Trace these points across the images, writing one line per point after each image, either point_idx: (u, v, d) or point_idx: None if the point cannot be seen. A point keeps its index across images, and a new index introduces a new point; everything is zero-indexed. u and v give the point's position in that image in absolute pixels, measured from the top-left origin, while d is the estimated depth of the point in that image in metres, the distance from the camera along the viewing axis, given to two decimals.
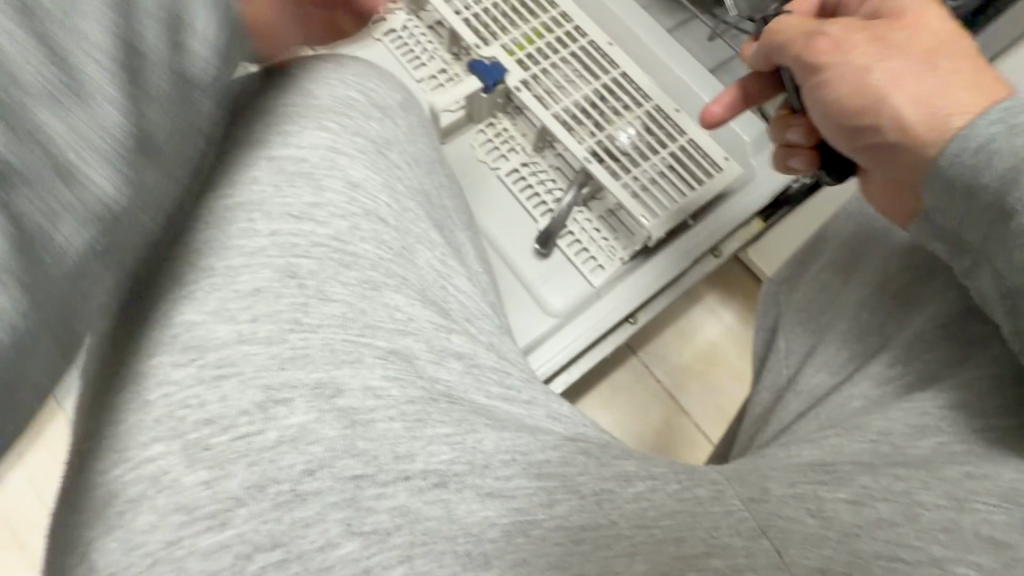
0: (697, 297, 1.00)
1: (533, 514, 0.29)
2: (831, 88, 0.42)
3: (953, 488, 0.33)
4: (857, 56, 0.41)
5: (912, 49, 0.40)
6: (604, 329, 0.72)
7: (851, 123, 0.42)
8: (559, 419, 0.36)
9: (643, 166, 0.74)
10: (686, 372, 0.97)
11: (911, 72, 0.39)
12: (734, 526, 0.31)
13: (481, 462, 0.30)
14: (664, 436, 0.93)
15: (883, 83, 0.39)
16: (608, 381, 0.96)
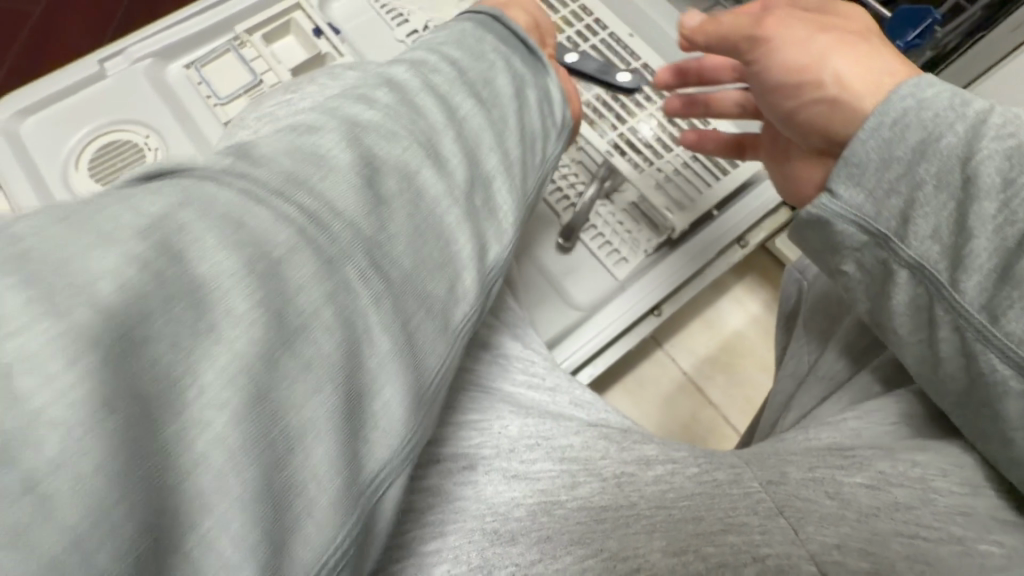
0: (725, 287, 1.00)
1: (558, 495, 0.32)
2: (776, 58, 0.46)
3: (965, 475, 0.34)
4: (788, 34, 0.45)
5: (837, 31, 0.44)
6: (627, 321, 0.73)
7: (796, 85, 0.45)
8: (582, 406, 0.38)
9: (665, 157, 0.78)
10: (712, 363, 0.98)
11: (841, 49, 0.43)
12: (753, 506, 0.32)
13: (507, 447, 0.32)
14: (691, 427, 0.94)
15: (816, 57, 0.43)
16: (635, 373, 0.97)
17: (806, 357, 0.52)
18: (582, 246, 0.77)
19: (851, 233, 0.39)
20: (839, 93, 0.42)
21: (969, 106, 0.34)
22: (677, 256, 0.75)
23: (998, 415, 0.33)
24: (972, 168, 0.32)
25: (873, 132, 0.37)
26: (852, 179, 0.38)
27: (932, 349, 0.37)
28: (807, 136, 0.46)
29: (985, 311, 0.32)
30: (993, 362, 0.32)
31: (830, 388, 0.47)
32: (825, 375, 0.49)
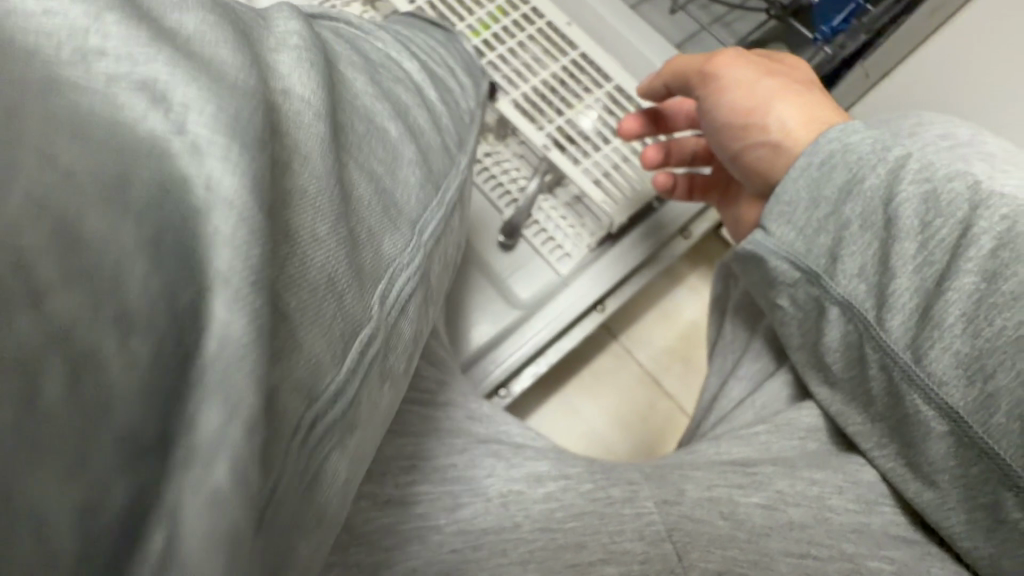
0: (679, 277, 0.99)
1: (434, 517, 0.30)
2: (721, 100, 0.45)
3: (859, 491, 0.35)
4: (737, 74, 0.44)
5: (781, 78, 0.44)
6: (569, 319, 0.72)
7: (738, 126, 0.44)
8: (478, 418, 0.37)
9: (605, 151, 0.72)
10: (669, 355, 0.96)
11: (783, 95, 0.43)
12: (640, 530, 0.31)
13: (379, 470, 0.30)
14: (648, 421, 0.93)
15: (760, 102, 0.43)
16: (592, 366, 0.95)
17: (731, 356, 0.51)
18: (524, 244, 0.75)
19: (784, 270, 0.39)
20: (779, 142, 0.42)
21: (889, 151, 0.36)
22: (619, 249, 0.74)
23: (917, 453, 0.35)
24: (893, 210, 0.35)
25: (803, 170, 0.38)
26: (784, 216, 0.39)
27: (861, 387, 0.38)
28: (745, 183, 0.46)
29: (910, 349, 0.34)
30: (916, 402, 0.34)
31: (748, 388, 0.47)
32: (745, 376, 0.48)
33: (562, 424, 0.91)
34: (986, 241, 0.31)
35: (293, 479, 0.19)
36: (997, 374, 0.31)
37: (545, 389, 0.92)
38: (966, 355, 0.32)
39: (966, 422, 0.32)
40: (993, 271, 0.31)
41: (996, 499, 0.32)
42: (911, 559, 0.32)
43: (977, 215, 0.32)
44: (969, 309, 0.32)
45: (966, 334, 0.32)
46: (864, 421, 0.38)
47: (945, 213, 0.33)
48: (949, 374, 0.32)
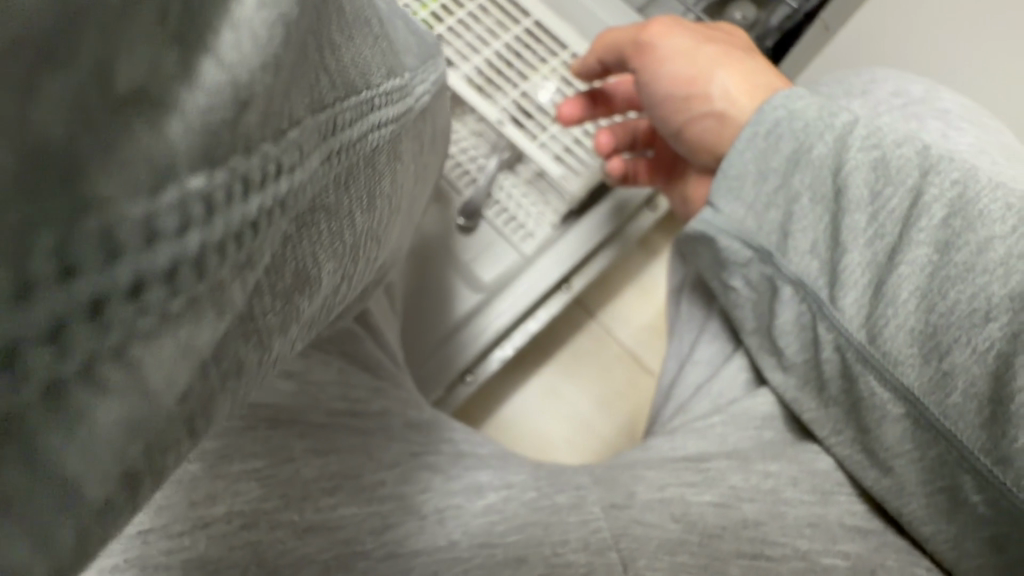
0: (656, 251, 0.93)
1: (362, 542, 0.27)
2: (666, 71, 0.49)
3: (814, 482, 0.35)
4: (676, 43, 0.48)
5: (716, 45, 0.48)
6: (538, 294, 0.70)
7: (683, 94, 0.48)
8: (417, 427, 0.34)
9: (554, 132, 0.69)
10: (652, 333, 0.91)
11: (721, 61, 0.47)
12: (585, 538, 0.29)
13: (300, 494, 0.27)
14: (634, 400, 0.88)
15: (699, 71, 0.47)
16: (570, 345, 0.89)
17: (687, 338, 0.50)
18: (486, 225, 0.72)
19: (734, 249, 0.39)
20: (726, 107, 0.46)
21: (836, 117, 0.36)
22: (584, 225, 0.72)
23: (872, 438, 0.34)
24: (841, 180, 0.35)
25: (748, 143, 0.38)
26: (731, 193, 0.38)
27: (814, 370, 0.37)
28: (696, 151, 0.50)
29: (864, 329, 0.33)
30: (873, 385, 0.33)
31: (706, 373, 0.45)
32: (701, 360, 0.46)
33: (538, 409, 0.87)
34: (936, 210, 0.31)
35: (341, 169, 0.15)
36: (954, 351, 0.30)
37: (519, 373, 0.87)
38: (920, 331, 0.31)
39: (921, 403, 0.31)
40: (944, 240, 0.31)
41: (955, 482, 0.31)
42: (864, 551, 0.32)
43: (928, 181, 0.32)
44: (922, 283, 0.31)
45: (920, 309, 0.31)
46: (818, 407, 0.37)
47: (894, 181, 0.33)
48: (905, 354, 0.32)
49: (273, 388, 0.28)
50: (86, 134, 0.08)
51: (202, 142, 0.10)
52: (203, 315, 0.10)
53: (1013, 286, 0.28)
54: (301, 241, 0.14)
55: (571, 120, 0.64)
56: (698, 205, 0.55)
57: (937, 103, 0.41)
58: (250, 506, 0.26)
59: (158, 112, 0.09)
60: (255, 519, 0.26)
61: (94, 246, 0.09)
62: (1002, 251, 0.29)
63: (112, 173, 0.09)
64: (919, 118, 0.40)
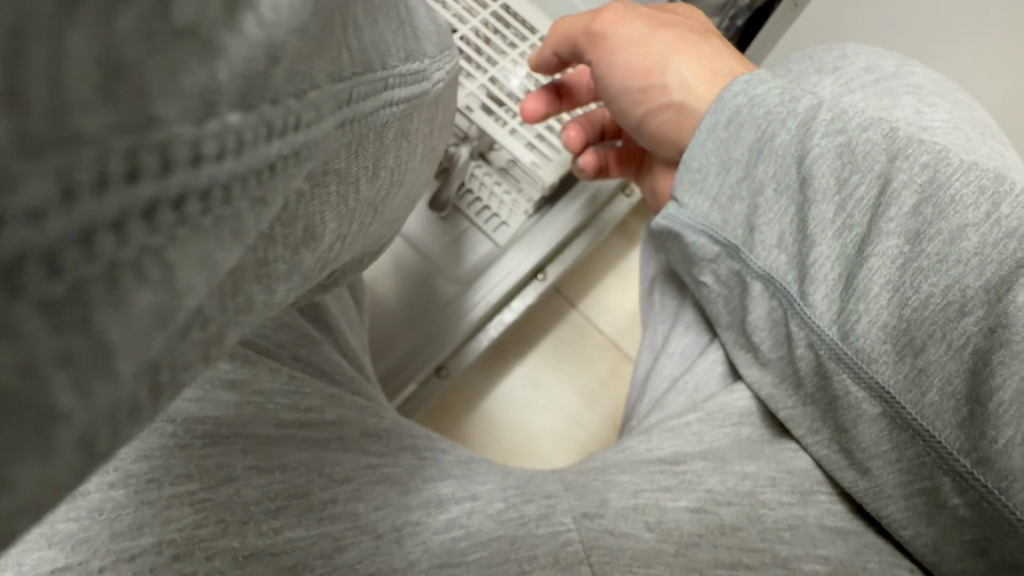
0: (633, 237, 0.92)
1: (310, 568, 0.25)
2: (620, 62, 0.47)
3: (793, 482, 0.34)
4: (629, 31, 0.46)
5: (670, 31, 0.46)
6: (514, 282, 0.68)
7: (641, 85, 0.46)
8: (376, 435, 0.32)
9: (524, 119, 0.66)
10: (630, 320, 0.89)
11: (679, 48, 0.45)
12: (554, 554, 0.27)
13: (240, 518, 0.24)
14: (613, 391, 0.86)
15: (655, 60, 0.45)
16: (549, 336, 0.88)
17: (662, 332, 0.48)
18: (458, 215, 0.69)
19: (701, 244, 0.39)
20: (684, 98, 0.44)
21: (799, 102, 0.34)
22: (557, 210, 0.70)
23: (849, 438, 0.33)
24: (807, 169, 0.33)
25: (709, 133, 0.37)
26: (695, 186, 0.38)
27: (789, 366, 0.35)
28: (659, 144, 0.48)
29: (835, 326, 0.32)
30: (847, 384, 0.32)
31: (681, 366, 0.44)
32: (676, 351, 0.45)
33: (517, 400, 0.85)
34: (906, 197, 0.29)
35: (354, 140, 0.15)
36: (929, 347, 0.29)
37: (498, 365, 0.86)
38: (893, 328, 0.30)
39: (897, 402, 0.30)
40: (915, 230, 0.29)
41: (934, 483, 0.30)
42: (844, 555, 0.31)
43: (896, 167, 0.30)
44: (893, 276, 0.30)
45: (893, 305, 0.30)
46: (796, 405, 0.36)
47: (861, 168, 0.31)
48: (879, 352, 0.30)
49: (211, 400, 0.26)
50: (149, 57, 0.09)
51: (241, 83, 0.10)
52: (224, 238, 0.10)
53: (988, 278, 0.27)
54: (311, 200, 0.13)
55: (535, 117, 0.62)
56: (665, 199, 0.53)
57: (910, 77, 0.40)
58: (182, 535, 0.23)
59: (209, 51, 0.09)
60: (190, 549, 0.23)
61: (155, 153, 0.09)
62: (975, 240, 0.27)
63: (167, 87, 0.09)
64: (894, 94, 0.39)
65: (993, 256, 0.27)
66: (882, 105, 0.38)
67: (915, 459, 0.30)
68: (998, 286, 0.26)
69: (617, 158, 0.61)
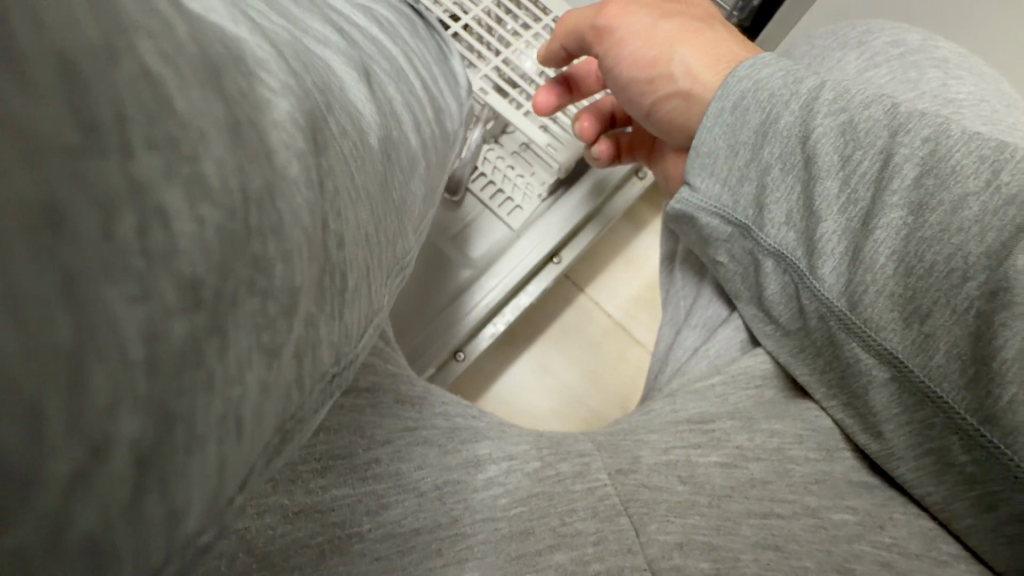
0: (641, 223, 0.92)
1: (358, 523, 0.25)
2: (626, 54, 0.47)
3: (818, 439, 0.35)
4: (634, 22, 0.47)
5: (674, 18, 0.46)
6: (524, 270, 0.68)
7: (648, 74, 0.46)
8: (412, 400, 0.31)
9: None
10: (637, 304, 0.90)
11: (684, 34, 0.45)
12: (593, 506, 0.28)
13: (286, 476, 0.25)
14: (621, 372, 0.87)
15: (663, 46, 0.45)
16: (558, 322, 0.88)
17: (682, 304, 0.49)
18: (471, 199, 0.70)
19: (715, 226, 0.39)
20: (690, 85, 0.44)
21: (802, 83, 0.35)
22: (571, 197, 0.71)
23: (862, 403, 0.34)
24: (810, 148, 0.34)
25: (716, 118, 0.38)
26: (705, 168, 0.39)
27: (804, 336, 0.36)
28: (668, 131, 0.48)
29: (843, 297, 0.33)
30: (856, 351, 0.33)
31: (702, 336, 0.44)
32: (697, 324, 0.46)
33: (531, 383, 0.86)
34: (908, 170, 0.30)
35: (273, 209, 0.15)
36: (933, 314, 0.29)
37: (511, 349, 0.87)
38: (899, 296, 0.30)
39: (905, 366, 0.31)
40: (918, 202, 0.29)
41: (943, 443, 0.30)
42: (870, 507, 0.32)
43: (898, 142, 0.31)
44: (898, 246, 0.30)
45: (899, 273, 0.30)
46: (811, 371, 0.36)
47: (863, 145, 0.32)
48: (886, 319, 0.31)
49: None
50: None
51: None
52: None
53: (990, 244, 0.27)
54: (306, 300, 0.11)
55: (546, 110, 0.61)
56: (677, 184, 0.53)
57: (932, 51, 0.40)
58: None
59: None
60: (239, 507, 0.23)
61: None
62: (976, 209, 0.28)
63: None
64: (917, 68, 0.39)
65: (993, 223, 0.27)
66: (907, 78, 0.39)
67: (927, 419, 0.31)
68: (999, 251, 0.27)
69: (629, 145, 0.61)
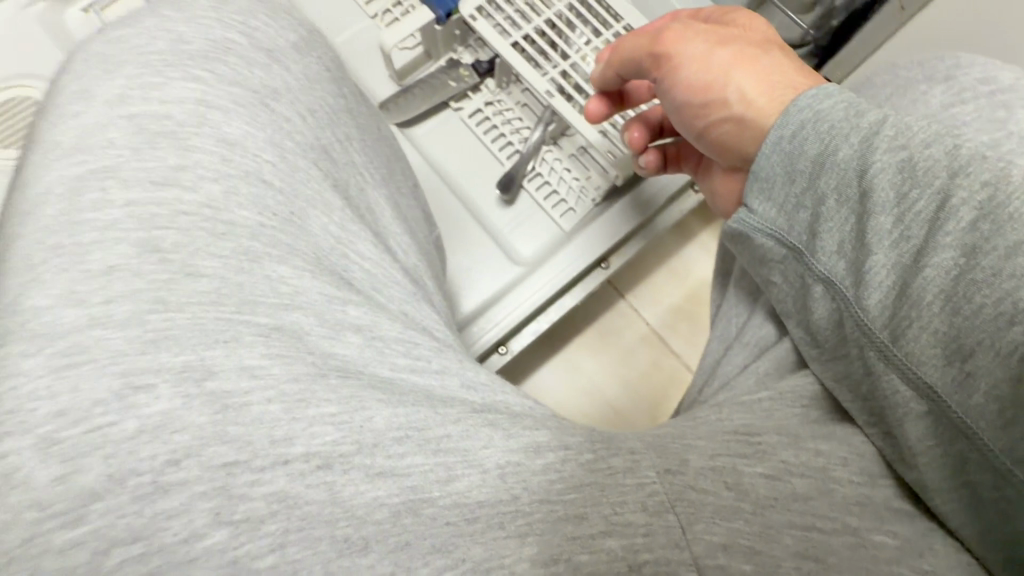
0: (690, 235, 0.93)
1: (429, 491, 0.27)
2: (682, 77, 0.48)
3: (862, 465, 0.36)
4: (696, 45, 0.47)
5: (738, 42, 0.46)
6: (576, 272, 0.70)
7: (703, 100, 0.47)
8: (474, 388, 0.33)
9: None
10: (675, 313, 0.90)
11: (747, 59, 0.45)
12: (642, 501, 0.29)
13: (370, 441, 0.27)
14: (651, 377, 0.88)
15: (726, 70, 0.45)
16: (596, 323, 0.90)
17: (733, 321, 0.50)
18: (525, 195, 0.74)
19: (770, 246, 0.40)
20: (747, 112, 0.44)
21: (862, 117, 0.35)
22: (625, 203, 0.72)
23: (898, 430, 0.35)
24: (867, 183, 0.34)
25: (775, 146, 0.38)
26: (763, 193, 0.39)
27: (850, 365, 0.37)
28: (721, 153, 0.49)
29: (887, 330, 0.33)
30: (894, 384, 0.34)
31: (753, 354, 0.46)
32: (751, 342, 0.46)
33: (562, 382, 0.88)
34: (964, 213, 0.30)
35: None
36: (976, 354, 0.30)
37: (546, 348, 0.89)
38: (943, 335, 0.31)
39: (943, 401, 0.32)
40: (972, 244, 0.30)
41: (974, 478, 0.32)
42: (913, 535, 0.33)
43: (958, 182, 0.31)
44: (946, 287, 0.30)
45: (943, 313, 0.31)
46: (855, 395, 0.38)
47: (922, 183, 0.32)
48: (928, 354, 0.32)
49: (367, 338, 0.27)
50: None
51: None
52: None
53: None
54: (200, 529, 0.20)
55: (594, 119, 0.61)
56: (729, 203, 0.53)
57: None
58: (327, 447, 0.27)
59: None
60: (330, 462, 0.26)
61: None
62: None
63: None
64: (1009, 106, 0.39)
65: None
66: (994, 118, 0.38)
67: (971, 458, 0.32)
68: None
69: (676, 154, 0.62)
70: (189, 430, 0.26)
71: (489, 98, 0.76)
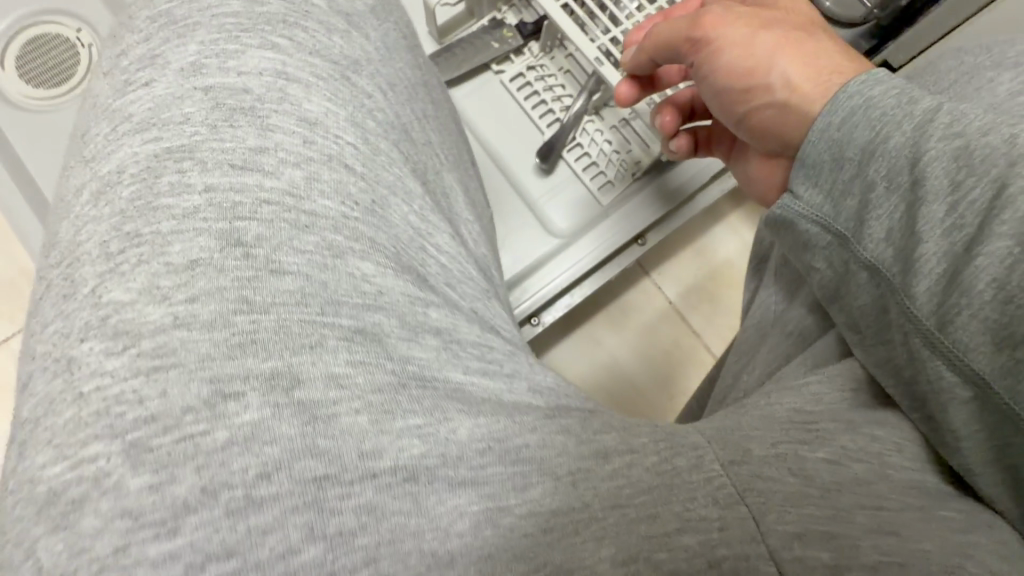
0: (718, 213, 0.93)
1: (506, 499, 0.28)
2: (723, 62, 0.49)
3: (915, 451, 0.37)
4: (735, 32, 0.48)
5: (779, 26, 0.47)
6: (614, 247, 0.73)
7: (744, 85, 0.48)
8: (541, 392, 0.34)
9: None
10: (698, 292, 0.91)
11: (788, 45, 0.46)
12: (713, 494, 0.30)
13: (455, 453, 0.28)
14: (672, 355, 0.89)
15: (767, 54, 0.46)
16: (620, 300, 0.91)
17: (772, 310, 0.51)
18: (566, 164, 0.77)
19: (814, 232, 0.41)
20: (788, 97, 0.45)
21: (917, 104, 0.36)
22: (664, 180, 0.74)
23: (944, 415, 0.36)
24: (920, 171, 0.35)
25: (820, 133, 0.40)
26: (809, 178, 0.40)
27: (898, 350, 0.38)
28: (760, 137, 0.50)
29: (934, 317, 0.34)
30: (942, 370, 0.34)
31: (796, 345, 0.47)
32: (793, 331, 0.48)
33: (585, 359, 0.88)
34: (1021, 203, 0.30)
35: None
36: None
37: (571, 324, 0.89)
38: (994, 322, 0.32)
39: (993, 388, 0.32)
40: None
41: (1016, 462, 0.33)
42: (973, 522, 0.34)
43: (1015, 172, 0.31)
44: (999, 275, 0.31)
45: (996, 299, 0.31)
46: (901, 381, 0.39)
47: (977, 172, 0.32)
48: (978, 342, 0.32)
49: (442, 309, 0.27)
50: None
51: None
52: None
53: None
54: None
55: (625, 102, 0.64)
56: (765, 188, 0.54)
57: None
58: (412, 463, 0.27)
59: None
60: (415, 475, 0.27)
61: None
62: None
63: None
64: None
65: None
66: None
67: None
68: None
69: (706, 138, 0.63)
70: (279, 442, 0.27)
71: (534, 65, 0.78)
